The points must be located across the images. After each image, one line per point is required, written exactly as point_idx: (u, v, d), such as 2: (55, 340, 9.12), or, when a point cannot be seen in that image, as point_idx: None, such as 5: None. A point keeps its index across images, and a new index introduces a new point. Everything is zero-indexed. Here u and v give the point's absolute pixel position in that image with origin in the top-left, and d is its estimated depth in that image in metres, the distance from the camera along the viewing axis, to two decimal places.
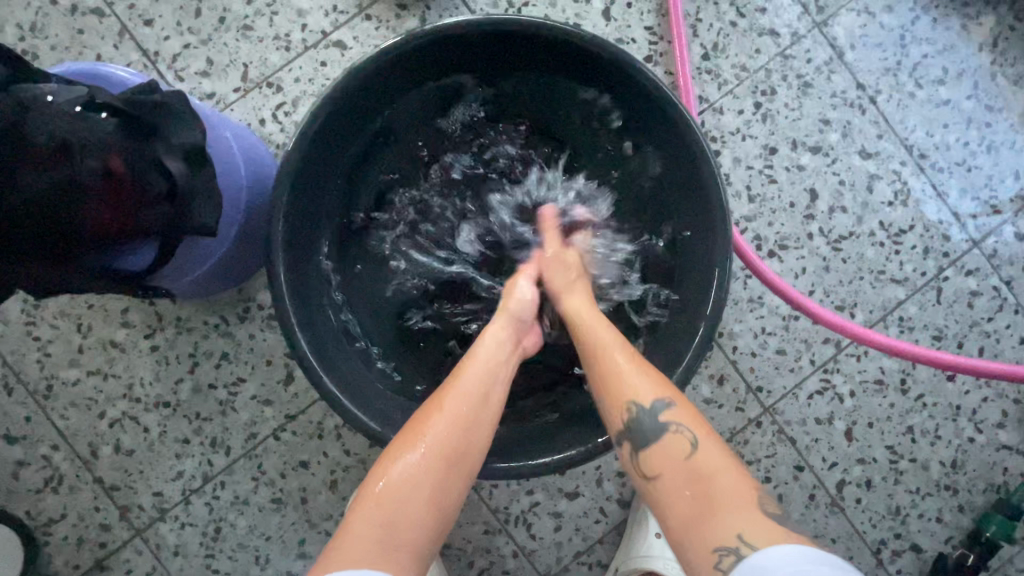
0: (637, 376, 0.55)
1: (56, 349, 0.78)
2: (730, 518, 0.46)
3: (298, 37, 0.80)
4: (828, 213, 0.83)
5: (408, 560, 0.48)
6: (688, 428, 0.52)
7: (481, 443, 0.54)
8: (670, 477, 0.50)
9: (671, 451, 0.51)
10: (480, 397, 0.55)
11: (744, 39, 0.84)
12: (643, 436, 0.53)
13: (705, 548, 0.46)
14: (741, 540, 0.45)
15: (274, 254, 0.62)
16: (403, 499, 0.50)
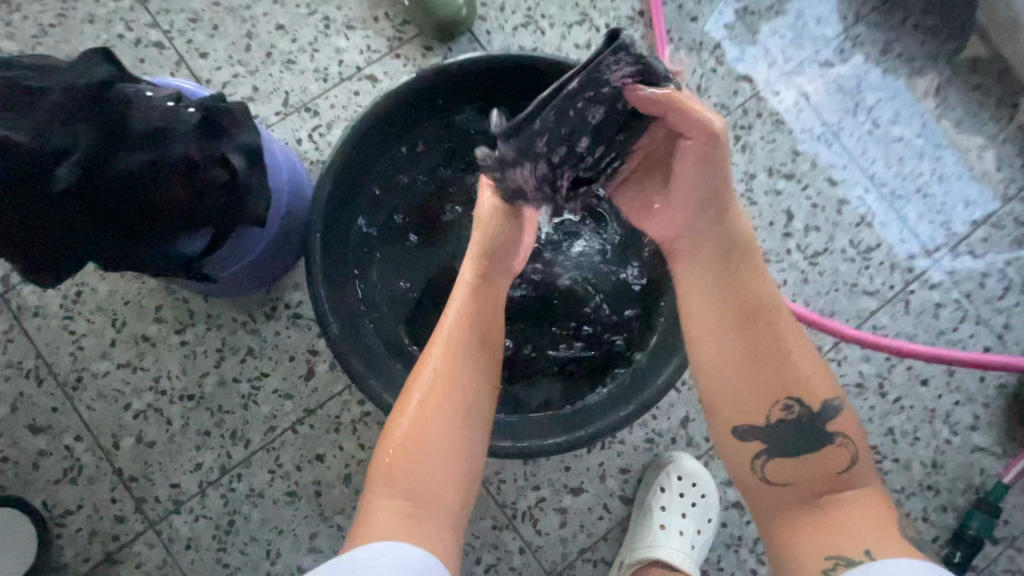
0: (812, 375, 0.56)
1: (89, 342, 0.82)
2: (862, 536, 0.50)
3: (335, 71, 0.91)
4: (804, 231, 0.93)
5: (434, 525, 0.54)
6: (847, 436, 0.55)
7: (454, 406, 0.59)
8: (801, 476, 0.55)
9: (816, 456, 0.55)
10: (455, 355, 0.61)
11: (723, 83, 0.96)
12: (791, 435, 0.55)
13: (820, 554, 0.51)
14: (869, 555, 0.49)
15: (313, 251, 0.70)
16: (409, 465, 0.56)
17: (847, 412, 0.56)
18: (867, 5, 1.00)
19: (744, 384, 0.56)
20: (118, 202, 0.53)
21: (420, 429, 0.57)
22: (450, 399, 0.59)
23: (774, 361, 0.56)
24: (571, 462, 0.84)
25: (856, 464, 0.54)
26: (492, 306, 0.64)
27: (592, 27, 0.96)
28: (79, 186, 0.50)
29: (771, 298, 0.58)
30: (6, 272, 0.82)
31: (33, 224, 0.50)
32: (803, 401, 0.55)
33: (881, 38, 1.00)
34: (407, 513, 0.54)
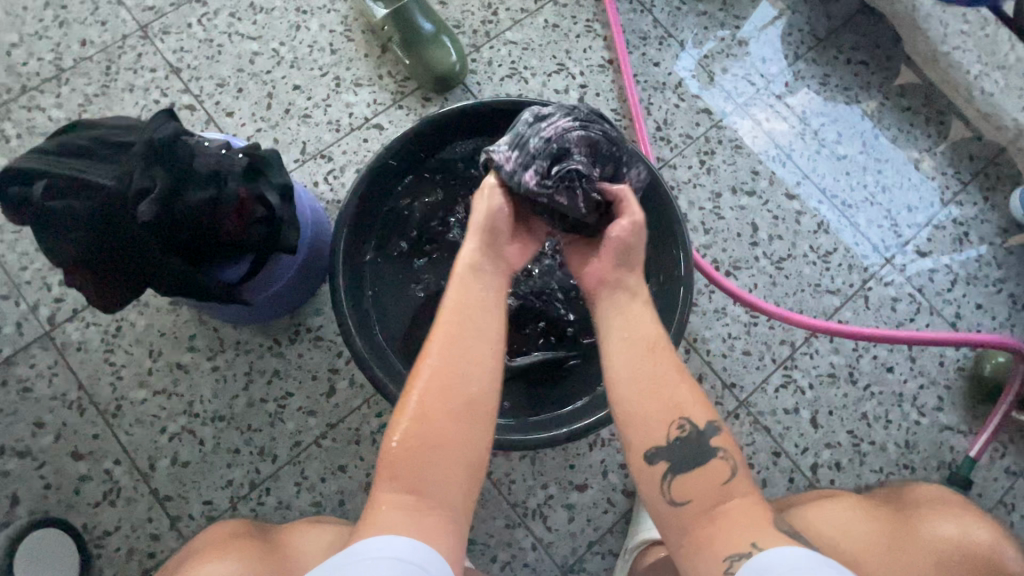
0: (694, 396, 0.60)
1: (128, 372, 0.90)
2: (746, 532, 0.54)
3: (346, 122, 1.03)
4: (768, 240, 1.04)
5: (441, 517, 0.52)
6: (727, 451, 0.59)
7: (464, 393, 0.56)
8: (700, 492, 0.57)
9: (707, 474, 0.58)
10: (453, 343, 0.58)
11: (686, 116, 1.10)
12: (681, 455, 0.58)
13: (720, 560, 0.53)
14: (754, 547, 0.53)
15: (338, 276, 0.79)
16: (412, 459, 0.53)
17: (724, 430, 0.60)
18: (804, 45, 1.16)
19: (639, 409, 0.58)
20: (182, 232, 0.63)
21: (422, 423, 0.54)
22: (451, 388, 0.56)
23: (666, 385, 0.59)
24: (575, 460, 0.92)
25: (735, 477, 0.58)
26: (489, 295, 0.63)
27: (569, 74, 1.10)
28: (154, 221, 0.60)
29: (661, 332, 0.63)
30: (53, 312, 0.90)
31: (113, 254, 0.61)
32: (692, 421, 0.58)
33: (819, 72, 1.15)
34: (415, 508, 0.52)
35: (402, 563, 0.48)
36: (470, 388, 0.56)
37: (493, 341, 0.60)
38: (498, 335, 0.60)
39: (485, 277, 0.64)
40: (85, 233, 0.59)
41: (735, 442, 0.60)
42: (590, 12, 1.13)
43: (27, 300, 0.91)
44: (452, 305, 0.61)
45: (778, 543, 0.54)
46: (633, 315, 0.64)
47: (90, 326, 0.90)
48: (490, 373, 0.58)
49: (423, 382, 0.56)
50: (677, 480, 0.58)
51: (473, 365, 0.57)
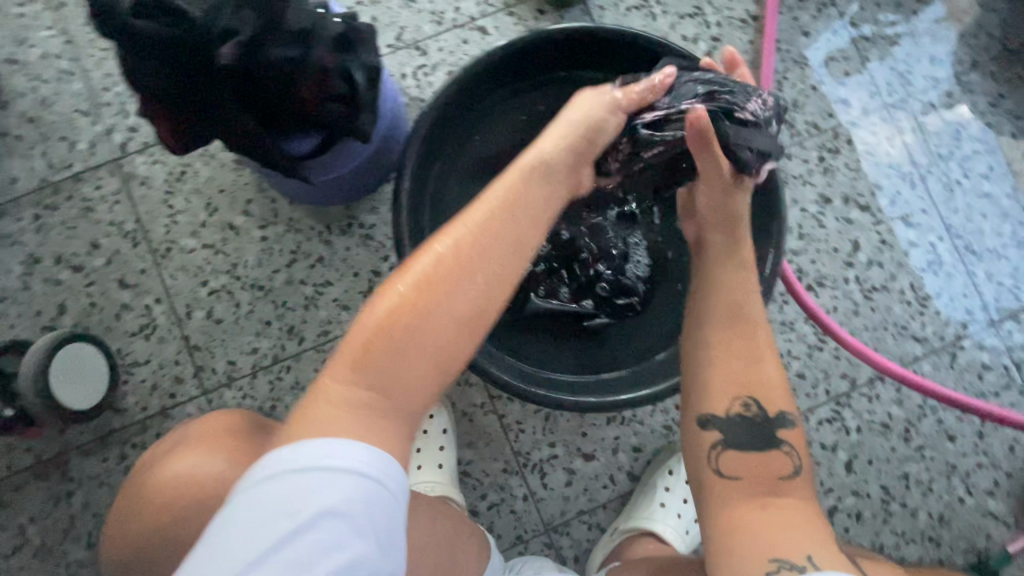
0: (779, 386, 0.58)
1: (183, 219, 0.90)
2: (804, 543, 0.48)
3: (450, 16, 0.95)
4: (866, 265, 0.93)
5: (395, 422, 0.43)
6: (795, 450, 0.56)
7: (467, 299, 0.45)
8: (750, 471, 0.56)
9: (762, 462, 0.56)
10: (472, 236, 0.47)
11: (820, 102, 0.96)
12: (739, 434, 0.57)
13: (763, 557, 0.48)
14: (810, 560, 0.47)
15: (405, 175, 0.74)
16: (382, 351, 0.43)
17: (800, 429, 0.57)
18: (987, 54, 0.98)
19: (715, 372, 0.59)
20: (258, 87, 0.61)
21: (405, 317, 0.44)
22: (455, 291, 0.45)
23: (741, 360, 0.59)
24: (589, 429, 0.89)
25: (794, 479, 0.55)
26: (537, 211, 0.52)
27: (703, 22, 0.96)
28: (233, 67, 0.57)
29: (758, 313, 0.61)
30: (126, 140, 0.91)
31: (185, 91, 0.59)
32: (762, 404, 0.57)
33: (993, 90, 0.98)
34: (368, 403, 0.42)
35: (359, 474, 0.39)
36: (477, 294, 0.46)
37: (518, 260, 0.48)
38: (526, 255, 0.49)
39: (539, 186, 0.53)
40: (166, 64, 0.57)
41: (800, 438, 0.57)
42: None
43: (104, 122, 0.91)
44: (491, 206, 0.50)
45: (839, 565, 0.48)
46: (731, 281, 0.63)
47: (157, 163, 0.90)
48: (502, 285, 0.47)
49: (423, 272, 0.46)
50: (727, 458, 0.57)
51: (485, 272, 0.46)
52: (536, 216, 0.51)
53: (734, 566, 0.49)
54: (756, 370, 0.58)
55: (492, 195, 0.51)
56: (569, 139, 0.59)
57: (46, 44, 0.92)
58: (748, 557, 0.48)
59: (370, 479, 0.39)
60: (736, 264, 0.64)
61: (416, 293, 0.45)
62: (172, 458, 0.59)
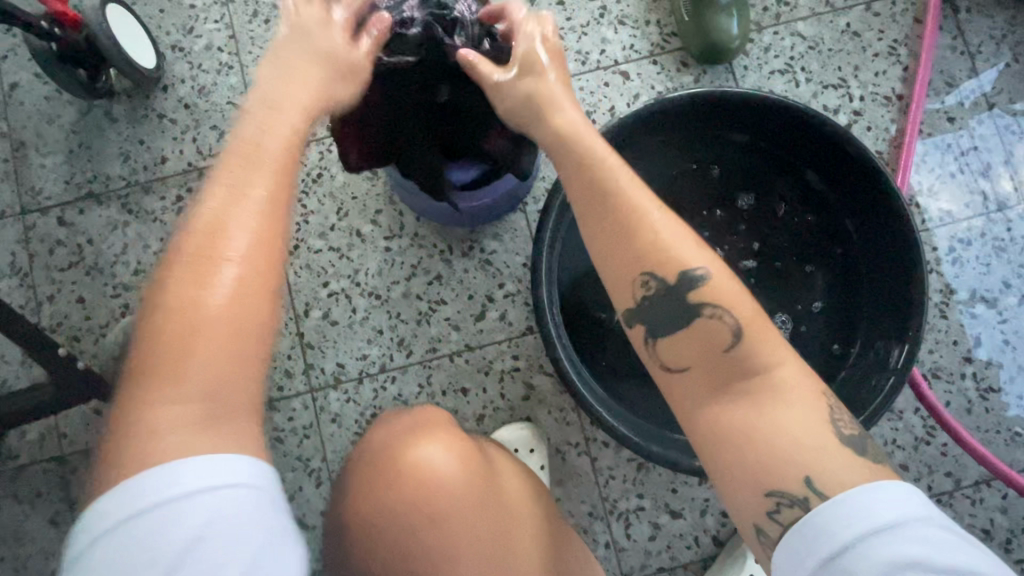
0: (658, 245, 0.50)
1: (314, 220, 0.93)
2: (796, 461, 0.43)
3: (595, 58, 0.97)
4: (986, 362, 0.91)
5: (234, 395, 0.42)
6: (726, 304, 0.48)
7: (200, 228, 0.44)
8: (693, 358, 0.48)
9: (702, 339, 0.48)
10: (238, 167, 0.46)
11: (956, 191, 0.95)
12: (664, 326, 0.50)
13: (760, 493, 0.43)
14: (810, 488, 0.41)
15: (549, 215, 0.75)
16: (176, 277, 0.42)
17: (715, 280, 0.48)
18: None
19: (612, 261, 0.50)
20: (449, 121, 0.65)
21: (180, 260, 0.43)
22: (193, 218, 0.44)
23: (624, 238, 0.49)
24: (679, 486, 0.88)
25: (738, 339, 0.47)
26: (280, 118, 0.49)
27: (846, 94, 0.96)
28: (449, 102, 0.63)
29: (630, 178, 0.51)
30: None
31: (394, 119, 0.63)
32: (660, 276, 0.48)
33: None
34: (227, 338, 0.41)
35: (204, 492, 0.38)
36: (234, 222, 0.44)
37: (287, 163, 0.47)
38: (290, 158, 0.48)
39: (300, 113, 0.50)
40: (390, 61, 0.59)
41: (740, 292, 0.49)
42: (900, 33, 0.97)
43: None
44: (243, 127, 0.48)
45: (845, 472, 0.42)
46: (569, 154, 0.53)
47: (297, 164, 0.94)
48: (271, 194, 0.46)
49: (205, 202, 0.45)
50: (669, 349, 0.50)
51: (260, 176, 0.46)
52: (297, 116, 0.50)
53: (737, 499, 0.45)
54: (569, 200, 0.51)
55: (251, 115, 0.49)
56: (306, 38, 0.53)
57: (211, 36, 0.97)
58: (740, 486, 0.44)
59: (237, 484, 0.39)
60: (574, 138, 0.53)
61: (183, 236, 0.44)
62: (372, 454, 0.63)
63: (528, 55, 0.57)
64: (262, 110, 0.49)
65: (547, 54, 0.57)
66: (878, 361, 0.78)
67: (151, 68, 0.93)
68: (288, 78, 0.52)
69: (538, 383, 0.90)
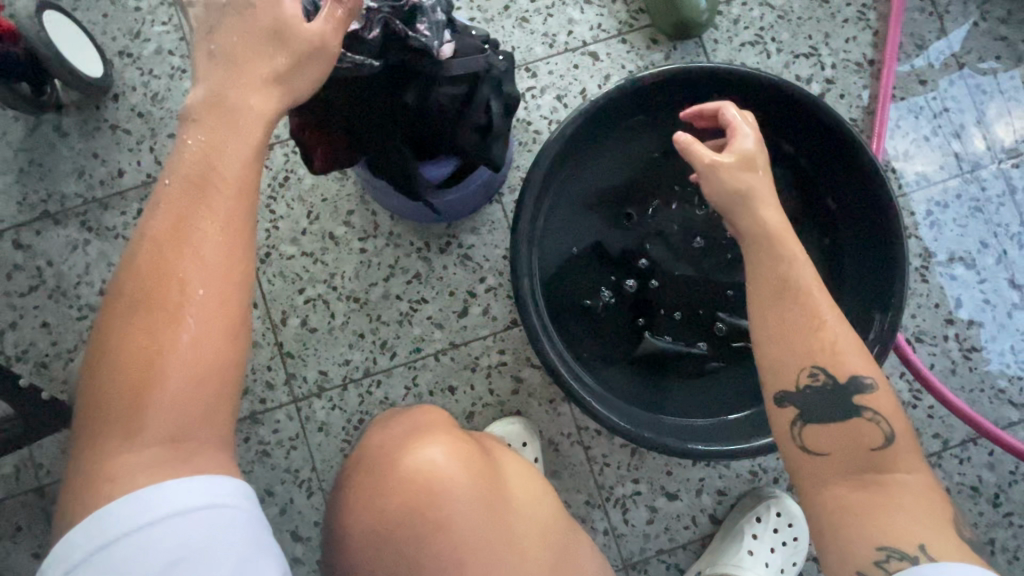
0: (844, 342, 0.54)
1: (284, 225, 0.90)
2: (916, 531, 0.48)
3: (562, 40, 0.94)
4: (967, 323, 0.92)
5: (201, 414, 0.44)
6: (881, 412, 0.53)
7: (147, 261, 0.45)
8: (834, 445, 0.54)
9: (852, 433, 0.53)
10: (180, 195, 0.46)
11: (931, 154, 0.94)
12: (821, 408, 0.54)
13: (870, 547, 0.49)
14: (922, 552, 0.47)
15: (526, 207, 0.74)
16: (133, 321, 0.44)
17: (880, 391, 0.54)
18: None
19: (781, 350, 0.55)
20: (421, 123, 0.62)
21: (133, 293, 0.45)
22: (141, 252, 0.45)
23: (805, 331, 0.54)
24: (674, 468, 0.88)
25: (892, 445, 0.52)
26: (239, 137, 0.48)
27: (818, 62, 0.95)
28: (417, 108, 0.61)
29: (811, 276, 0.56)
30: None
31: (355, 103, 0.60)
32: (828, 371, 0.54)
33: None
34: (188, 373, 0.44)
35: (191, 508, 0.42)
36: (183, 248, 0.45)
37: (247, 187, 0.48)
38: (248, 186, 0.48)
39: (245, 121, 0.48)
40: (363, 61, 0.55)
41: (891, 398, 0.54)
42: None
43: None
44: (192, 152, 0.47)
45: (954, 553, 0.47)
46: (770, 260, 0.57)
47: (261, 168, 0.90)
48: (226, 223, 0.46)
49: (152, 243, 0.46)
50: (811, 432, 0.55)
51: (204, 201, 0.46)
52: (257, 130, 0.48)
53: (843, 553, 0.50)
54: (767, 305, 0.56)
55: (209, 131, 0.47)
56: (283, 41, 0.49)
57: (160, 40, 0.93)
58: (855, 543, 0.49)
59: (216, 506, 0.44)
60: (768, 239, 0.58)
61: (134, 268, 0.45)
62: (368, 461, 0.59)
63: (743, 150, 0.61)
64: (217, 124, 0.47)
65: (752, 143, 0.62)
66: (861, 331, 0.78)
67: (99, 78, 0.88)
68: (251, 73, 0.49)
69: (526, 376, 0.89)
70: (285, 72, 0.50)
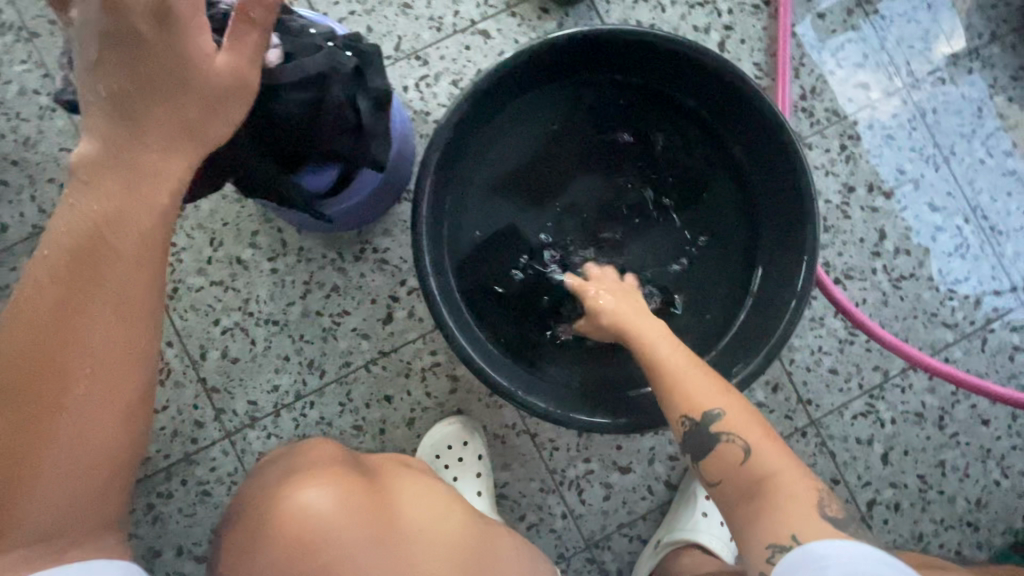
0: (701, 385, 0.58)
1: (188, 256, 0.86)
2: (786, 522, 0.50)
3: (450, 21, 0.90)
4: (893, 253, 0.91)
5: (91, 486, 0.47)
6: (739, 433, 0.55)
7: (40, 330, 0.45)
8: (718, 471, 0.56)
9: (722, 456, 0.56)
10: (76, 263, 0.45)
11: (839, 88, 0.93)
12: (699, 444, 0.57)
13: (759, 549, 0.50)
14: (794, 539, 0.49)
15: (421, 201, 0.68)
16: (20, 388, 0.44)
17: (730, 413, 0.56)
18: (1007, 25, 0.95)
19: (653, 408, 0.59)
20: (279, 133, 0.59)
21: (22, 358, 0.44)
22: (34, 311, 0.45)
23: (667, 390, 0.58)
24: (623, 441, 0.88)
25: (752, 456, 0.54)
26: (136, 208, 0.46)
27: (714, 10, 0.92)
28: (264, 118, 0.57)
29: (668, 355, 0.60)
30: None
31: None
32: (685, 413, 0.57)
33: (1013, 63, 0.95)
34: (81, 453, 0.46)
35: None
36: (77, 327, 0.45)
37: (148, 265, 0.47)
38: (156, 270, 0.48)
39: (154, 181, 0.46)
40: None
41: (749, 412, 0.56)
42: None
43: None
44: (85, 214, 0.46)
45: (821, 529, 0.49)
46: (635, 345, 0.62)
47: None
48: (119, 311, 0.46)
49: (40, 305, 0.45)
50: (705, 467, 0.57)
51: (97, 277, 0.45)
52: (165, 204, 0.47)
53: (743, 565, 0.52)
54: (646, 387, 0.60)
55: (103, 189, 0.46)
56: (187, 86, 0.46)
57: (22, 79, 0.86)
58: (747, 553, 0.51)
59: None
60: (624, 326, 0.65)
61: (22, 329, 0.45)
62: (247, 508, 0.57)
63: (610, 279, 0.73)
64: (109, 185, 0.45)
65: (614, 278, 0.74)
66: (775, 277, 0.76)
67: None
68: (153, 126, 0.46)
69: (462, 373, 0.87)
70: (197, 124, 0.47)
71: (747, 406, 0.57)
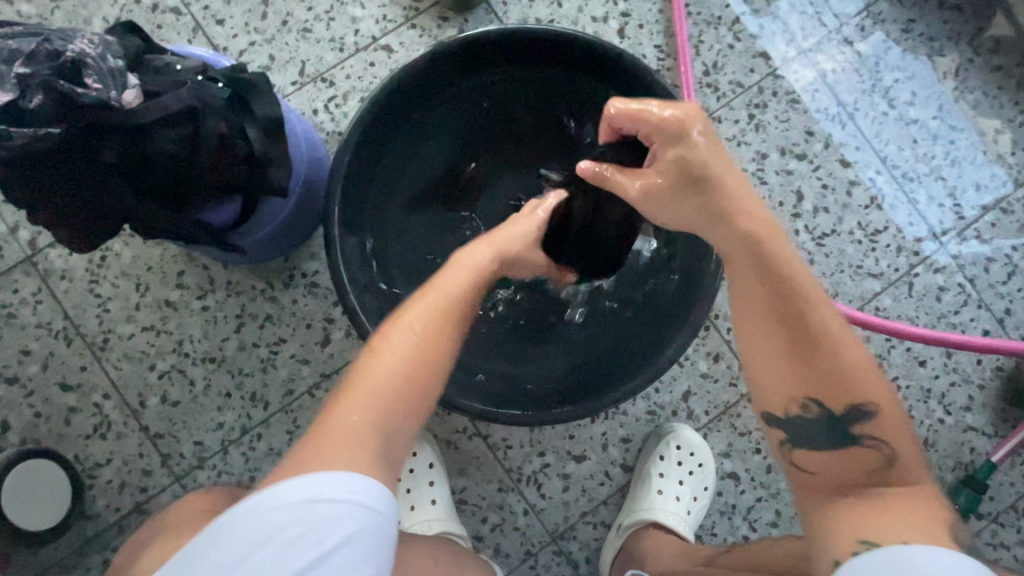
0: (840, 362, 0.49)
1: (115, 305, 0.85)
2: (900, 530, 0.45)
3: (351, 40, 0.91)
4: (813, 212, 0.94)
5: None
6: (881, 437, 0.49)
7: (373, 413, 0.48)
8: (828, 467, 0.51)
9: (850, 458, 0.50)
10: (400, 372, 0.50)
11: (740, 60, 0.96)
12: (803, 433, 0.52)
13: (852, 539, 0.46)
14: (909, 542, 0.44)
15: (331, 224, 0.68)
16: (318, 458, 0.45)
17: (883, 413, 0.49)
18: None
19: (762, 377, 0.52)
20: (164, 172, 0.58)
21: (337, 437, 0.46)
22: (363, 393, 0.49)
23: (797, 356, 0.49)
24: (575, 431, 0.88)
25: (890, 468, 0.49)
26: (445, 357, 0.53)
27: None
28: (144, 158, 0.57)
29: (835, 322, 0.49)
30: (33, 236, 0.84)
31: (61, 168, 0.53)
32: (823, 403, 0.50)
33: (903, 16, 0.98)
34: None
35: None
36: (376, 427, 0.48)
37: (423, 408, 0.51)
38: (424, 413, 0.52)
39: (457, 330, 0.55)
40: (36, 132, 0.51)
41: (898, 417, 0.50)
42: None
43: (5, 221, 0.85)
44: (433, 337, 0.53)
45: (936, 540, 0.44)
46: (745, 289, 0.52)
47: (72, 254, 0.84)
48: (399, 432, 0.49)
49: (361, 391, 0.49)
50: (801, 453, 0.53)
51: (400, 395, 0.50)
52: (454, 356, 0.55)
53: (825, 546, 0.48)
54: (760, 345, 0.51)
55: (444, 328, 0.54)
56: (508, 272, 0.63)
57: None
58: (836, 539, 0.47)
59: None
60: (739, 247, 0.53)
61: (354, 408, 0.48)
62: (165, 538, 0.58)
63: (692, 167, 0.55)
64: (451, 320, 0.55)
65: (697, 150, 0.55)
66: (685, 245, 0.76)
67: None
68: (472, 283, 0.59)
69: None
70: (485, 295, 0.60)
71: (898, 406, 0.50)
